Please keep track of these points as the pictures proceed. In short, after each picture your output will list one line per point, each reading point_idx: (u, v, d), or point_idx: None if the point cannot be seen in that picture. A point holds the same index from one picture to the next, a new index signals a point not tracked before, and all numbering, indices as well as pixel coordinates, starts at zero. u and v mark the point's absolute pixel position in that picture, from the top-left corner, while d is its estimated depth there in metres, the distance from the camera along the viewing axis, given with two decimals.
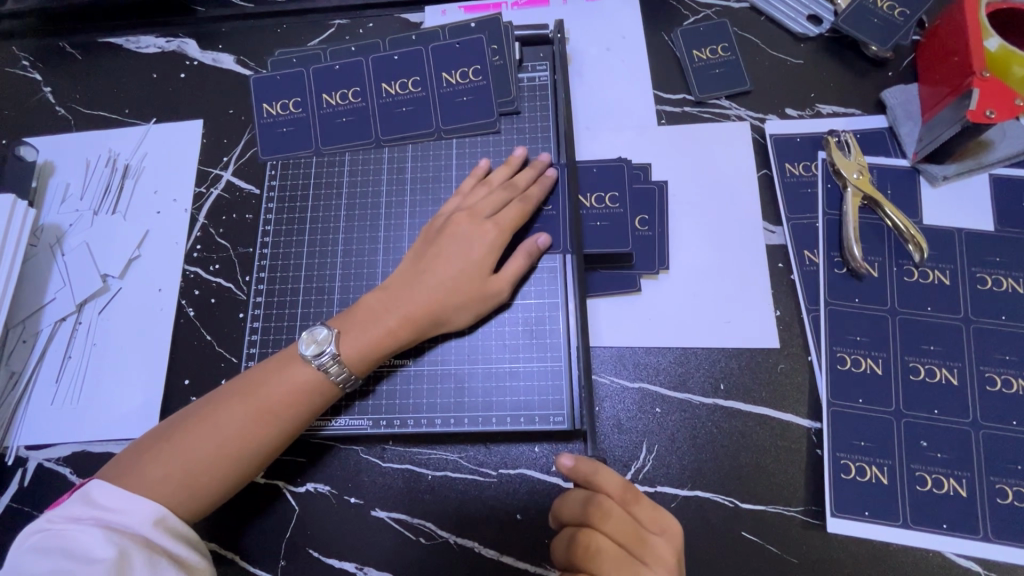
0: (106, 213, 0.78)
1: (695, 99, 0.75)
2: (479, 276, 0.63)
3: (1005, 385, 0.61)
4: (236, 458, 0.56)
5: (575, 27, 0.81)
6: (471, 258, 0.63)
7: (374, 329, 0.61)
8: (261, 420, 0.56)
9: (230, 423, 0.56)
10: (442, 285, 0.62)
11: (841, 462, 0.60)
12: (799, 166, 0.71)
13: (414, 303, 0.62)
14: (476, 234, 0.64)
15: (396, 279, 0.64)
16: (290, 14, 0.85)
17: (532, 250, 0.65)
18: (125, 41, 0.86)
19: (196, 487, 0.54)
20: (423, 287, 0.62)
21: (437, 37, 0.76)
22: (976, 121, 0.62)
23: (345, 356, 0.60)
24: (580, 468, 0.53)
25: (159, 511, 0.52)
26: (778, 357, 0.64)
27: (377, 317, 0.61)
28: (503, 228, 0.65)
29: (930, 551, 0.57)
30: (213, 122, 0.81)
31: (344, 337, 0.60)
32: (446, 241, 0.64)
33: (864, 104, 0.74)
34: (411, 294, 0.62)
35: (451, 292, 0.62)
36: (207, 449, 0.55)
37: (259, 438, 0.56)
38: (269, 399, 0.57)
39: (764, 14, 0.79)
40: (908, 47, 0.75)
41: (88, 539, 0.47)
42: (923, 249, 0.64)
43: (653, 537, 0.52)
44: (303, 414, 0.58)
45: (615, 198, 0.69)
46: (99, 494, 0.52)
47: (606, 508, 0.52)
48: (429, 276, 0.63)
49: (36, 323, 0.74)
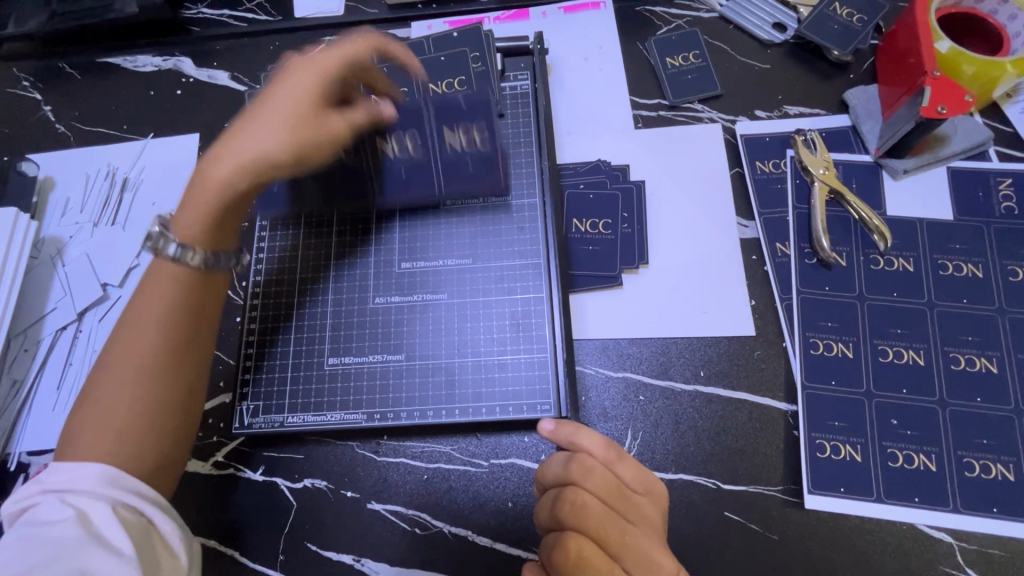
0: (106, 225, 0.81)
1: (670, 103, 0.80)
2: (299, 106, 0.60)
3: (969, 364, 0.64)
4: (151, 383, 0.54)
5: (554, 39, 0.85)
6: (298, 93, 0.60)
7: (211, 173, 0.58)
8: (155, 344, 0.54)
9: (129, 369, 0.53)
10: (260, 127, 0.59)
11: (816, 441, 0.62)
12: (769, 164, 0.75)
13: (234, 148, 0.58)
14: (272, 123, 0.60)
15: (207, 161, 0.60)
16: (283, 33, 0.89)
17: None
18: (122, 61, 0.90)
19: (126, 439, 0.52)
20: (249, 133, 0.59)
21: (424, 49, 0.80)
22: (929, 117, 0.66)
23: (186, 224, 0.57)
24: (560, 430, 0.57)
25: (103, 467, 0.50)
26: (755, 344, 0.67)
27: (223, 157, 0.58)
28: (313, 127, 0.60)
29: (904, 524, 0.60)
30: (209, 136, 0.85)
31: (183, 214, 0.58)
32: (269, 89, 0.62)
33: (828, 104, 0.78)
34: (242, 138, 0.59)
35: (275, 130, 0.59)
36: (117, 395, 0.53)
37: (157, 374, 0.54)
38: (153, 316, 0.55)
39: (732, 23, 0.83)
40: (868, 50, 0.80)
41: (46, 509, 0.48)
42: (887, 237, 0.68)
43: (638, 497, 0.54)
44: (201, 305, 0.57)
45: (607, 224, 0.73)
46: (45, 475, 0.51)
47: (588, 465, 0.54)
48: (250, 124, 0.60)
49: (38, 332, 0.76)
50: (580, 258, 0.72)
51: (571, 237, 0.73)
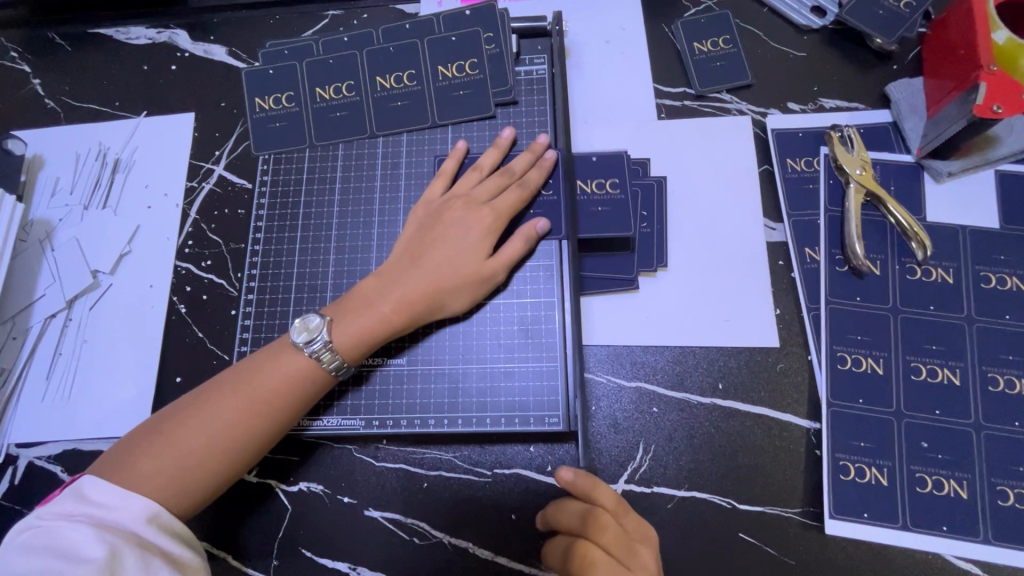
0: (96, 208, 0.77)
1: (695, 93, 0.74)
2: (475, 262, 0.62)
3: (1007, 386, 0.60)
4: (243, 447, 0.55)
5: (573, 19, 0.79)
6: (475, 238, 0.63)
7: (367, 316, 0.60)
8: (258, 412, 0.56)
9: (222, 423, 0.55)
10: (437, 270, 0.61)
11: (840, 463, 0.59)
12: (801, 161, 0.70)
13: (410, 287, 0.61)
14: (471, 218, 0.64)
15: (392, 265, 0.63)
16: (283, 6, 0.84)
17: (531, 234, 0.64)
18: (114, 32, 0.85)
19: (185, 484, 0.53)
20: (420, 272, 0.61)
21: (433, 28, 0.75)
22: (982, 116, 0.61)
23: (340, 346, 0.59)
24: (579, 482, 0.54)
25: (152, 508, 0.51)
26: (778, 356, 0.63)
27: (371, 302, 0.60)
28: (498, 213, 0.64)
29: (930, 553, 0.56)
30: (204, 115, 0.80)
31: (344, 321, 0.60)
32: (439, 228, 0.64)
33: (868, 98, 0.72)
34: (409, 279, 0.61)
35: (445, 282, 0.61)
36: (204, 445, 0.54)
37: (242, 445, 0.55)
38: (270, 390, 0.57)
39: (766, 5, 0.77)
40: (914, 39, 0.74)
41: (79, 538, 0.46)
42: (927, 246, 0.63)
43: (644, 549, 0.51)
44: (304, 396, 0.58)
45: (616, 185, 0.68)
46: (91, 490, 0.51)
47: (603, 521, 0.52)
48: (424, 262, 0.62)
49: (27, 319, 0.73)
50: (587, 221, 0.66)
51: (580, 201, 0.67)
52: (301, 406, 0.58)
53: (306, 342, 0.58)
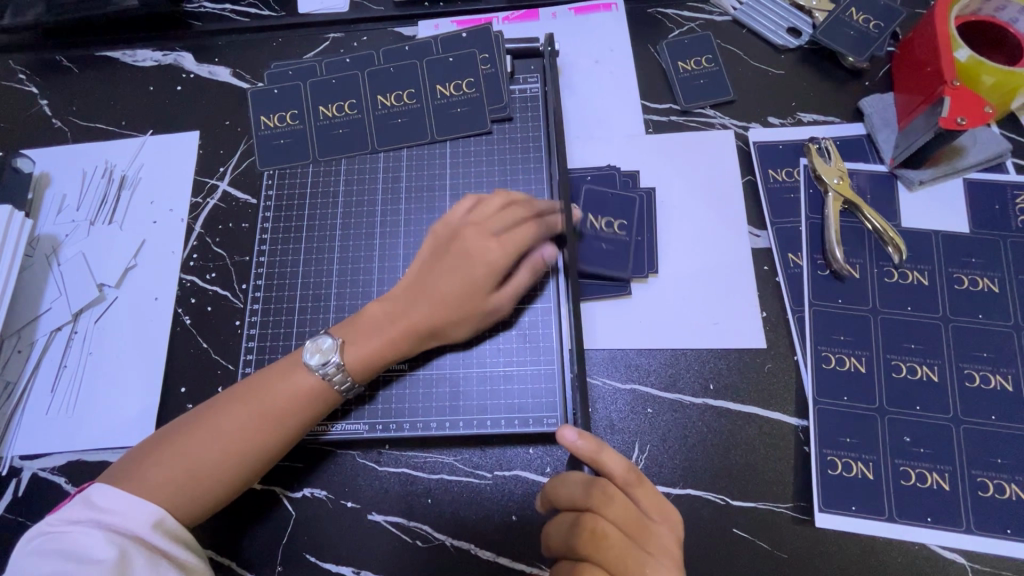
0: (103, 223, 0.79)
1: (681, 108, 0.78)
2: (486, 296, 0.64)
3: (983, 381, 0.63)
4: (251, 461, 0.57)
5: (564, 40, 0.83)
6: (488, 271, 0.63)
7: (377, 343, 0.62)
8: (266, 426, 0.57)
9: (231, 434, 0.56)
10: (444, 304, 0.63)
11: (828, 458, 0.61)
12: (782, 172, 0.73)
13: (418, 318, 0.63)
14: (485, 247, 0.64)
15: (397, 289, 0.65)
16: (287, 28, 0.87)
17: (538, 265, 0.66)
18: (121, 54, 0.88)
19: (196, 492, 0.55)
20: (427, 303, 0.63)
21: (431, 50, 0.78)
22: (948, 127, 0.65)
23: (349, 367, 0.61)
24: (584, 445, 0.54)
25: (158, 514, 0.52)
26: (766, 357, 0.66)
27: (381, 329, 0.62)
28: (512, 241, 0.64)
29: (916, 544, 0.58)
30: (209, 133, 0.83)
31: (354, 343, 0.62)
32: (452, 255, 0.64)
33: (843, 112, 0.76)
34: (416, 309, 0.63)
35: (452, 315, 0.63)
36: (214, 456, 0.55)
37: (250, 457, 0.57)
38: (277, 403, 0.58)
39: (745, 26, 0.82)
40: (883, 57, 0.79)
41: (87, 542, 0.48)
42: (903, 250, 0.67)
43: (654, 526, 0.53)
44: (311, 412, 0.59)
45: (623, 226, 0.71)
46: (98, 496, 0.52)
47: (609, 491, 0.54)
48: (431, 294, 0.63)
49: (32, 333, 0.74)
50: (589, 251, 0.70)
51: (586, 233, 0.70)
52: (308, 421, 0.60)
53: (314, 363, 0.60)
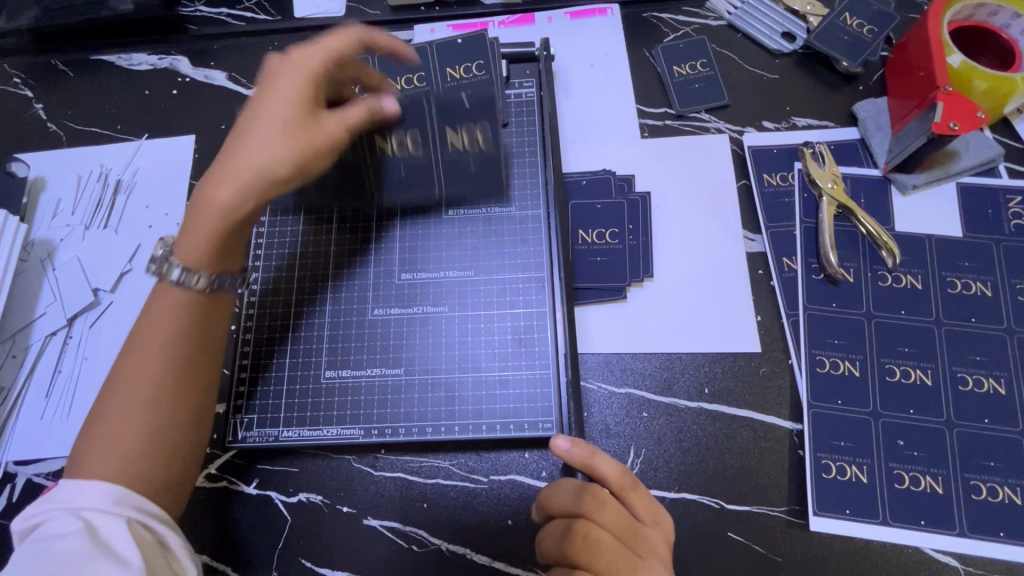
0: (98, 227, 0.79)
1: (676, 113, 0.78)
2: (296, 126, 0.60)
3: (976, 385, 0.63)
4: (171, 392, 0.54)
5: (560, 45, 0.84)
6: (290, 104, 0.60)
7: (216, 210, 0.57)
8: (161, 352, 0.55)
9: (140, 383, 0.53)
10: (279, 138, 0.59)
11: (822, 462, 0.61)
12: (776, 176, 0.74)
13: (250, 164, 0.58)
14: (289, 88, 0.61)
15: (224, 153, 0.60)
16: (283, 33, 0.87)
17: (374, 107, 0.64)
18: (117, 59, 0.88)
19: (143, 451, 0.52)
20: (256, 142, 0.59)
21: (425, 53, 0.75)
22: (941, 132, 0.65)
23: (186, 259, 0.57)
24: (577, 451, 0.55)
25: (114, 489, 0.50)
26: (760, 361, 0.66)
27: (215, 198, 0.57)
28: (319, 89, 0.62)
29: (910, 547, 0.59)
30: (205, 137, 0.83)
31: (189, 236, 0.58)
32: (260, 100, 0.61)
33: (838, 116, 0.77)
34: (250, 150, 0.58)
35: (281, 146, 0.59)
36: (135, 411, 0.53)
37: (171, 392, 0.54)
38: (164, 330, 0.55)
39: (740, 31, 0.82)
40: (877, 62, 0.79)
41: (62, 527, 0.48)
42: (896, 254, 0.67)
43: (647, 529, 0.54)
44: (204, 324, 0.57)
45: (615, 234, 0.71)
46: (60, 491, 0.51)
47: (602, 497, 0.54)
48: (250, 131, 0.59)
49: (27, 337, 0.74)
50: (582, 263, 0.71)
51: (579, 249, 0.71)
52: (206, 328, 0.57)
53: (171, 273, 0.57)
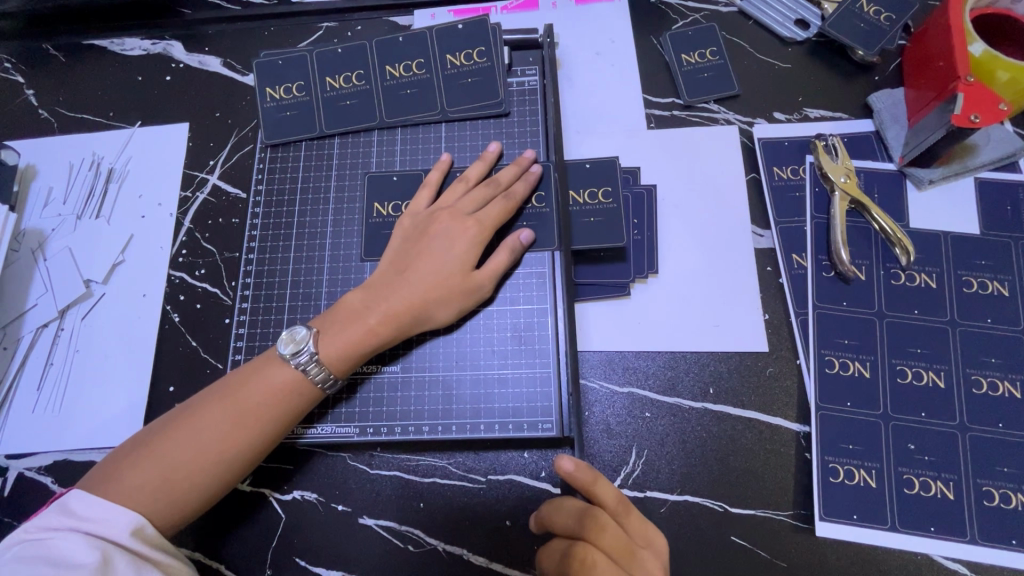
0: (90, 217, 0.77)
1: (684, 103, 0.76)
2: (461, 273, 0.63)
3: (991, 388, 0.61)
4: (231, 458, 0.55)
5: (564, 31, 0.81)
6: (458, 249, 0.63)
7: (354, 329, 0.60)
8: (243, 422, 0.56)
9: (210, 431, 0.55)
10: (426, 282, 0.62)
11: (830, 466, 0.60)
12: (787, 169, 0.71)
13: (397, 301, 0.61)
14: (458, 230, 0.64)
15: (378, 278, 0.63)
16: (278, 17, 0.85)
17: (516, 246, 0.64)
18: (109, 43, 0.85)
19: (175, 498, 0.53)
20: (407, 286, 0.62)
21: (425, 39, 0.75)
22: (960, 125, 0.62)
23: (326, 358, 0.59)
24: (579, 475, 0.53)
25: (137, 521, 0.51)
26: (767, 360, 0.64)
27: (356, 316, 0.61)
28: (484, 224, 0.64)
29: (919, 554, 0.57)
30: (199, 125, 0.81)
31: (335, 334, 0.60)
32: (428, 240, 0.64)
33: (851, 108, 0.74)
34: (395, 292, 0.61)
35: (433, 291, 0.62)
36: (190, 459, 0.54)
37: (231, 458, 0.55)
38: (255, 400, 0.56)
39: (752, 18, 0.79)
40: (894, 51, 0.76)
41: (70, 547, 0.47)
42: (911, 252, 0.64)
43: (641, 551, 0.52)
44: (290, 411, 0.58)
45: (608, 194, 0.69)
46: (76, 504, 0.51)
47: (601, 521, 0.52)
48: (413, 272, 0.62)
49: (18, 329, 0.73)
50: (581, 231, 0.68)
51: (571, 211, 0.69)
52: (287, 422, 0.58)
53: (298, 357, 0.59)
